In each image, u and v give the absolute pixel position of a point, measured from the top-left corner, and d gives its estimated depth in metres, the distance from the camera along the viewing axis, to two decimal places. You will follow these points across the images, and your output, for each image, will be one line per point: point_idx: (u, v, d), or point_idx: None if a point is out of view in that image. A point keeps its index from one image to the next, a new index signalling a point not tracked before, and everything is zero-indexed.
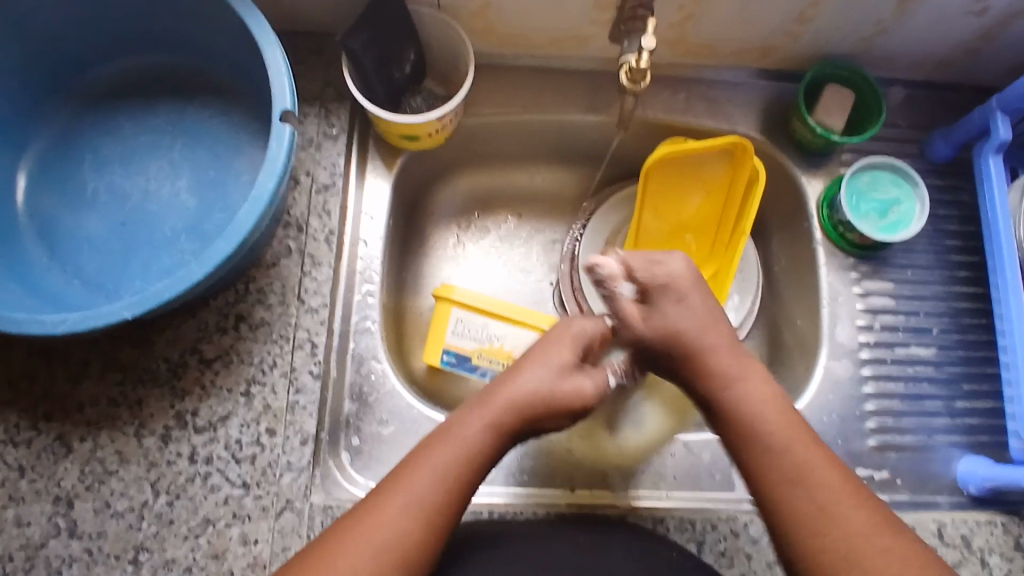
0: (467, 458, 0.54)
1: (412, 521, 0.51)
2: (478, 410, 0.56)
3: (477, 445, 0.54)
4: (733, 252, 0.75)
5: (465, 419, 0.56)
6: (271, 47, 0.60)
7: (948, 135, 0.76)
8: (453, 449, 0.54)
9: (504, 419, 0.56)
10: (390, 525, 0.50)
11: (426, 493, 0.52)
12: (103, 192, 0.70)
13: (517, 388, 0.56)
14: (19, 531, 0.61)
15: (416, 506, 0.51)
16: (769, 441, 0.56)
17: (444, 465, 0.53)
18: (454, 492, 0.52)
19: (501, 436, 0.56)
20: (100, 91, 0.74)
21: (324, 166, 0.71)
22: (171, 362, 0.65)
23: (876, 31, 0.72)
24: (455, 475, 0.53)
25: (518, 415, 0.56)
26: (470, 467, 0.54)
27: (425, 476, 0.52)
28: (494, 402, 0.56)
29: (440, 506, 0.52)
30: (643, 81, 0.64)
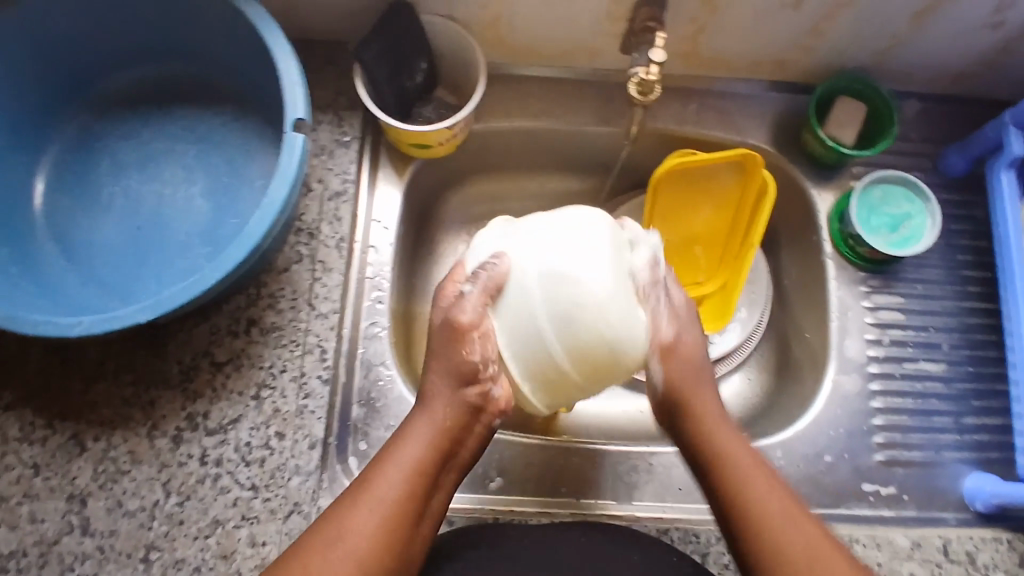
0: (415, 465, 0.54)
1: (375, 520, 0.51)
2: (421, 424, 0.56)
3: (423, 453, 0.54)
4: (740, 266, 0.75)
5: (407, 435, 0.55)
6: (286, 59, 0.61)
7: (962, 149, 0.75)
8: (399, 464, 0.54)
9: (441, 426, 0.55)
10: (364, 521, 0.51)
11: (390, 495, 0.52)
12: (121, 196, 0.71)
13: (446, 390, 0.56)
14: (33, 528, 0.62)
15: (381, 502, 0.52)
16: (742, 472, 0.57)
17: (395, 478, 0.53)
18: (412, 501, 0.53)
19: (445, 439, 0.55)
20: (117, 98, 0.75)
21: (337, 174, 0.72)
22: (183, 365, 0.66)
23: (890, 44, 0.72)
24: (403, 491, 0.53)
25: (450, 430, 0.56)
26: (421, 473, 0.54)
27: (388, 481, 0.53)
28: (434, 414, 0.56)
29: (398, 518, 0.52)
30: (653, 94, 0.65)
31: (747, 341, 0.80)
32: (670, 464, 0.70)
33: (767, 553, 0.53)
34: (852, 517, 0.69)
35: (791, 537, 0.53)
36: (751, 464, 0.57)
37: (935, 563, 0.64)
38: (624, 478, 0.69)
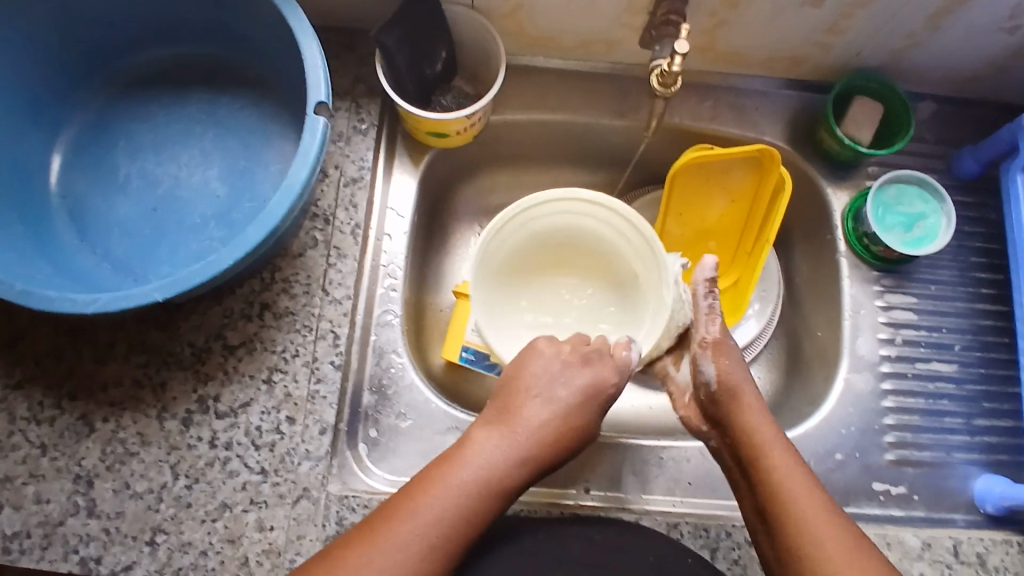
0: (504, 475, 0.55)
1: (412, 554, 0.51)
2: (497, 436, 0.57)
3: (516, 467, 0.55)
4: (755, 260, 0.76)
5: (481, 444, 0.56)
6: (309, 42, 0.61)
7: (976, 152, 0.75)
8: (461, 483, 0.54)
9: (544, 442, 0.57)
10: (400, 553, 0.51)
11: (431, 525, 0.52)
12: (136, 177, 0.71)
13: (550, 410, 0.58)
14: (38, 508, 0.62)
15: (451, 514, 0.53)
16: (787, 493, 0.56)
17: (450, 499, 0.53)
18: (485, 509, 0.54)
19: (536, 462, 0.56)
20: (135, 79, 0.75)
21: (353, 160, 0.72)
22: (195, 347, 0.66)
23: (908, 44, 0.72)
24: (458, 517, 0.53)
25: (535, 447, 0.57)
26: (510, 479, 0.55)
27: (428, 509, 0.52)
28: (517, 429, 0.57)
29: (441, 547, 0.52)
30: (674, 85, 0.65)
31: (759, 336, 0.79)
32: (680, 458, 0.70)
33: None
34: (862, 516, 0.68)
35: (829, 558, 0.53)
36: (794, 470, 0.57)
37: (945, 563, 0.64)
38: (635, 472, 0.69)
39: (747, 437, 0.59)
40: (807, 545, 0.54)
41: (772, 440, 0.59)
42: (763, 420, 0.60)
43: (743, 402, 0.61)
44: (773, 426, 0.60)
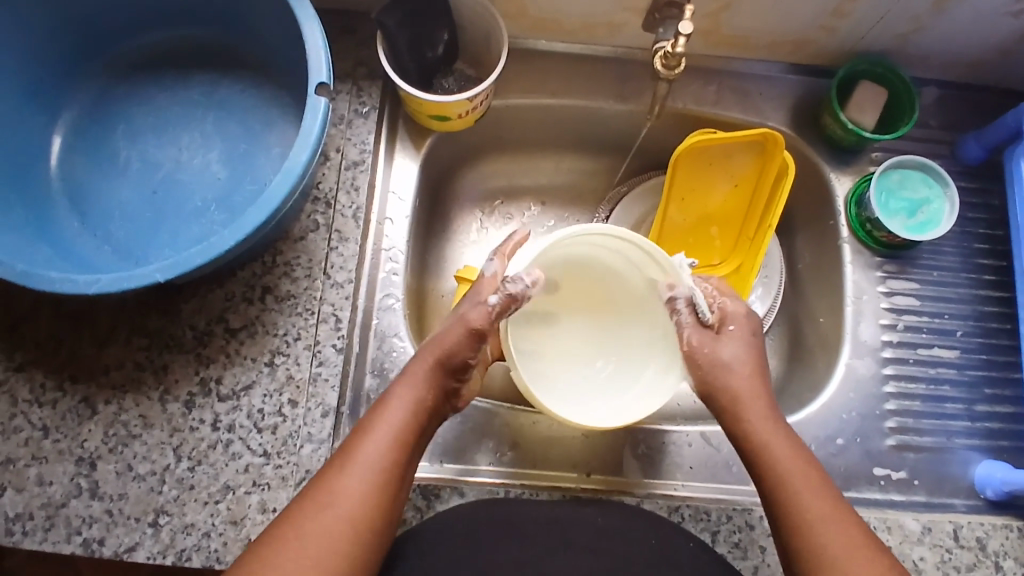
0: (413, 419, 0.57)
1: (344, 525, 0.51)
2: (402, 392, 0.58)
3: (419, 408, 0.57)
4: (757, 247, 0.75)
5: (389, 406, 0.57)
6: (310, 23, 0.61)
7: (980, 136, 0.75)
8: (375, 447, 0.55)
9: (447, 376, 0.59)
10: (332, 525, 0.51)
11: (352, 496, 0.52)
12: (137, 160, 0.71)
13: (454, 347, 0.59)
14: (41, 491, 0.62)
15: (369, 476, 0.53)
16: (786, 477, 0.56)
17: (367, 467, 0.54)
18: (399, 459, 0.55)
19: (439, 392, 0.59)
20: (135, 62, 0.75)
21: (354, 143, 0.71)
22: (196, 330, 0.66)
23: (913, 28, 0.72)
24: (378, 479, 0.54)
25: (438, 388, 0.59)
26: (415, 424, 0.57)
27: (352, 480, 0.53)
28: (417, 380, 0.59)
29: (369, 510, 0.52)
30: (678, 68, 0.65)
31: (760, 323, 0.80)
32: (682, 442, 0.70)
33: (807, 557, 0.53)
34: (863, 501, 0.68)
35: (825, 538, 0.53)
36: (800, 468, 0.57)
37: (945, 548, 0.64)
38: (636, 456, 0.69)
39: (749, 441, 0.59)
40: (810, 527, 0.54)
41: (777, 441, 0.58)
42: (769, 421, 0.59)
43: (749, 404, 0.60)
44: (779, 424, 0.60)
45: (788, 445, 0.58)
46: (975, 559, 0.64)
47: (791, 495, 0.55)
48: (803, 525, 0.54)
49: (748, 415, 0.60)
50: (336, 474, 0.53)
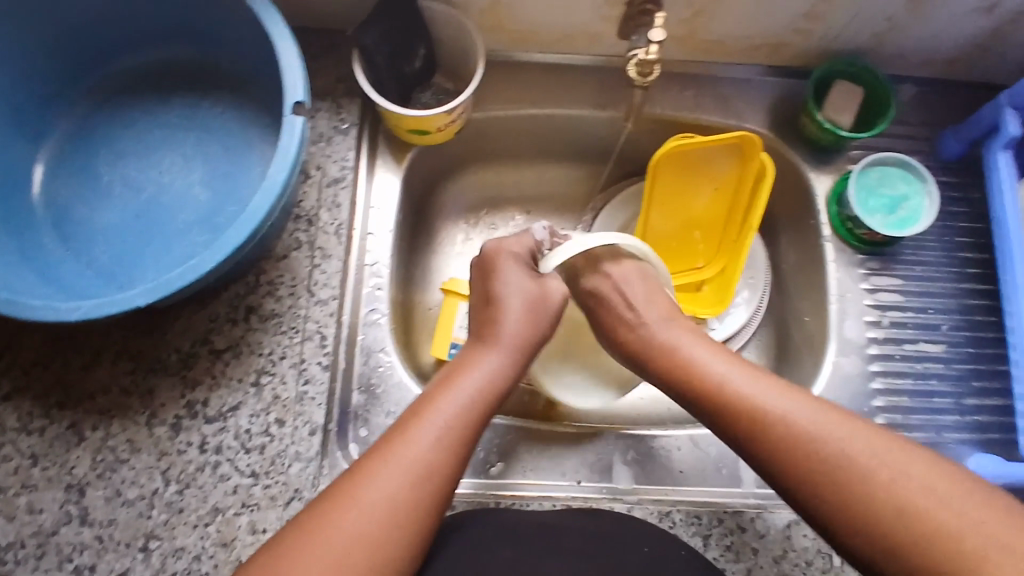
0: (489, 389, 0.58)
1: (409, 480, 0.51)
2: (485, 357, 0.60)
3: (495, 376, 0.59)
4: (739, 249, 0.76)
5: (467, 370, 0.59)
6: (286, 43, 0.61)
7: (957, 132, 0.76)
8: (452, 405, 0.56)
9: (520, 352, 0.62)
10: (397, 481, 0.51)
11: (424, 452, 0.53)
12: (119, 184, 0.71)
13: (521, 320, 0.63)
14: (31, 518, 0.62)
15: (444, 433, 0.54)
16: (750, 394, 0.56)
17: (440, 425, 0.55)
18: (468, 427, 0.56)
19: (513, 370, 0.61)
20: (115, 87, 0.75)
21: (335, 161, 0.72)
22: (183, 352, 0.66)
23: (886, 27, 0.72)
24: (452, 438, 0.54)
25: (523, 349, 0.62)
26: (489, 396, 0.58)
27: (423, 434, 0.54)
28: (505, 343, 0.61)
29: (437, 468, 0.53)
30: (651, 75, 0.66)
31: (749, 323, 0.80)
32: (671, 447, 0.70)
33: (818, 463, 0.51)
34: None
35: (823, 438, 0.52)
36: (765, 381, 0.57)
37: None
38: (626, 464, 0.69)
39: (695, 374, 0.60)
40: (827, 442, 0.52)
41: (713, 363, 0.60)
42: (724, 360, 0.60)
43: (674, 332, 0.65)
44: (724, 357, 0.61)
45: (736, 370, 0.59)
46: None
47: (794, 425, 0.53)
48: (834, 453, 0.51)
49: (694, 354, 0.62)
50: (407, 437, 0.54)
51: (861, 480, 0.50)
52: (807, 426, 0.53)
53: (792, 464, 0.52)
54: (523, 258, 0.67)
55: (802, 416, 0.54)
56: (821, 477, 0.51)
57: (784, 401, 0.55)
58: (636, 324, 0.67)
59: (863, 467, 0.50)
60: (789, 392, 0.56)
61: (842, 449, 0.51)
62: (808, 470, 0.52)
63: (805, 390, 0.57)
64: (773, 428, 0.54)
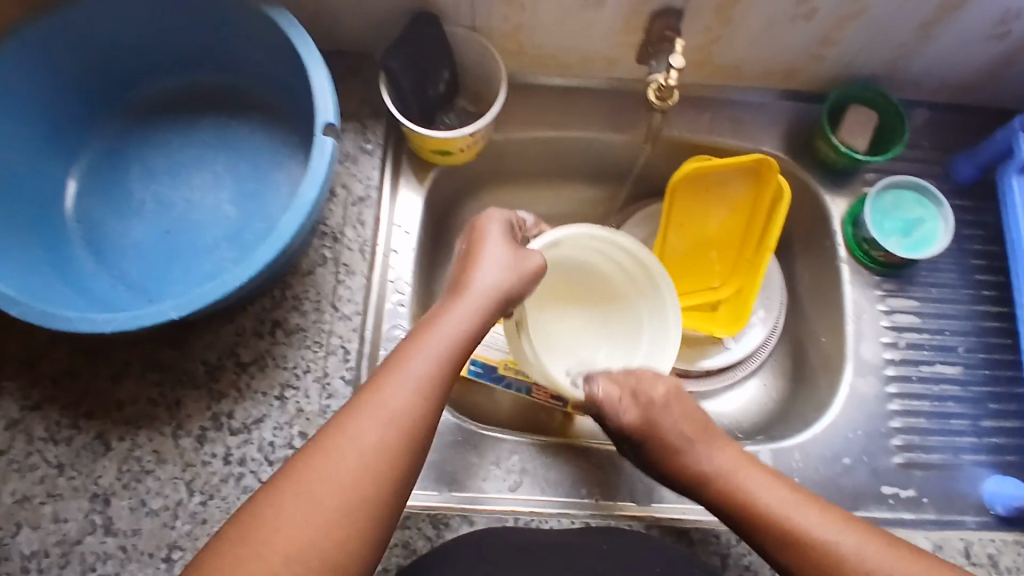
0: (458, 337, 0.58)
1: (383, 431, 0.51)
2: (460, 306, 0.60)
3: (465, 324, 0.59)
4: (756, 268, 0.77)
5: (449, 314, 0.59)
6: (317, 67, 0.63)
7: (972, 156, 0.77)
8: (428, 356, 0.56)
9: (494, 302, 0.61)
10: (373, 432, 0.51)
11: (398, 405, 0.53)
12: (150, 201, 0.73)
13: (496, 276, 0.62)
14: (56, 527, 0.63)
15: (422, 384, 0.54)
16: (738, 478, 0.61)
17: (413, 376, 0.54)
18: (444, 377, 0.55)
19: (484, 318, 0.60)
20: (148, 108, 0.77)
21: (360, 179, 0.73)
22: (209, 365, 0.67)
23: (900, 53, 0.74)
24: (427, 385, 0.54)
25: (497, 301, 0.61)
26: (464, 345, 0.58)
27: (398, 386, 0.53)
28: (468, 296, 0.61)
29: (412, 416, 0.53)
30: (672, 99, 0.67)
31: (765, 342, 0.81)
32: None
33: (784, 538, 0.56)
34: (872, 519, 0.68)
35: (772, 505, 0.58)
36: (724, 453, 0.63)
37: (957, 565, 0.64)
38: (643, 483, 0.70)
39: (691, 467, 0.62)
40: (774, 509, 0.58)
41: (679, 427, 0.64)
42: (687, 424, 0.64)
43: (668, 425, 0.64)
44: (687, 428, 0.64)
45: (708, 448, 0.63)
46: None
47: (752, 504, 0.59)
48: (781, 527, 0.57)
49: (701, 458, 0.63)
50: (379, 390, 0.53)
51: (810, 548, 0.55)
52: (769, 500, 0.58)
53: (759, 530, 0.58)
54: (507, 225, 0.66)
55: (772, 493, 0.59)
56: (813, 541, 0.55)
57: (727, 466, 0.62)
58: (645, 403, 0.65)
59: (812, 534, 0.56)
60: (756, 471, 0.61)
61: (804, 522, 0.56)
62: (762, 532, 0.57)
63: (762, 466, 0.62)
64: (750, 502, 0.59)
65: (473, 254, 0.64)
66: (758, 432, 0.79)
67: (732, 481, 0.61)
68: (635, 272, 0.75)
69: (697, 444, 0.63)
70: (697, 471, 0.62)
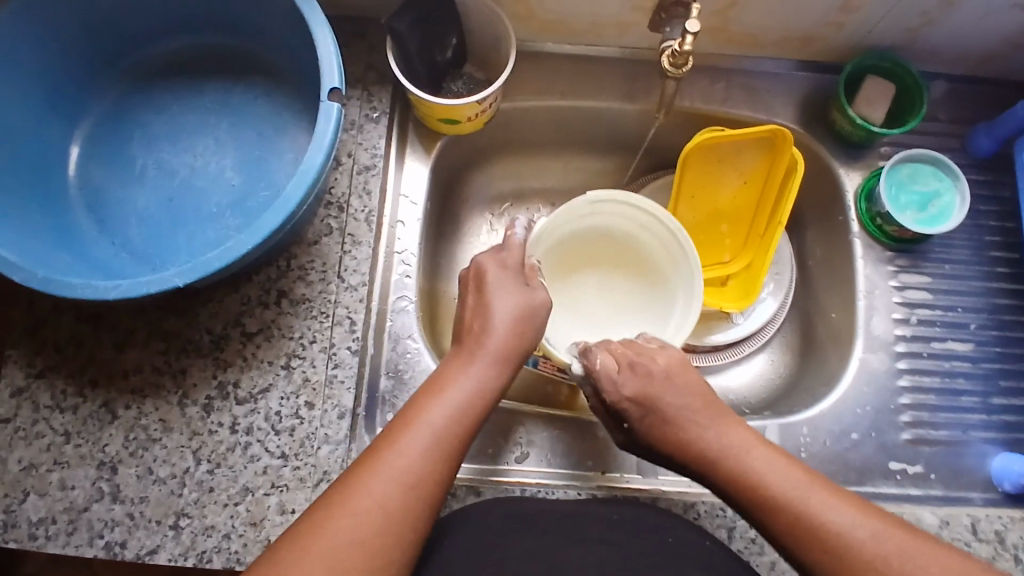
0: (472, 395, 0.56)
1: (394, 493, 0.50)
2: (469, 361, 0.58)
3: (479, 384, 0.57)
4: (767, 242, 0.75)
5: (454, 370, 0.58)
6: (322, 30, 0.61)
7: (989, 129, 0.75)
8: (438, 413, 0.54)
9: (504, 359, 0.59)
10: (382, 492, 0.49)
11: (409, 465, 0.51)
12: (153, 168, 0.72)
13: (507, 329, 0.60)
14: (63, 495, 0.63)
15: (432, 442, 0.53)
16: (756, 466, 0.55)
17: (424, 434, 0.53)
18: (456, 439, 0.54)
19: (499, 377, 0.58)
20: (150, 73, 0.76)
21: (366, 148, 0.72)
22: (214, 334, 0.67)
23: (921, 22, 0.72)
24: (439, 446, 0.53)
25: (511, 355, 0.60)
26: (477, 404, 0.56)
27: (410, 444, 0.52)
28: (485, 350, 0.59)
29: (426, 477, 0.51)
30: (686, 66, 0.65)
31: (774, 317, 0.80)
32: None
33: (792, 531, 0.52)
34: (879, 494, 0.68)
35: (802, 504, 0.53)
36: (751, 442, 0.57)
37: (963, 541, 0.64)
38: None
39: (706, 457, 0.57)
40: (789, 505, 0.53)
41: (691, 407, 0.59)
42: (710, 412, 0.59)
43: (675, 406, 0.59)
44: (699, 408, 0.59)
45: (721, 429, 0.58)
46: (992, 552, 0.63)
47: (778, 495, 0.53)
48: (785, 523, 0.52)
49: (718, 443, 0.57)
50: (390, 450, 0.52)
51: (857, 555, 0.50)
52: (784, 487, 0.54)
53: (782, 523, 0.53)
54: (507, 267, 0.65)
55: (790, 480, 0.54)
56: (836, 540, 0.51)
57: (750, 460, 0.56)
58: (642, 384, 0.60)
59: (839, 528, 0.51)
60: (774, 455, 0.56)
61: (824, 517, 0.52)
62: (781, 522, 0.53)
63: (782, 449, 0.57)
64: (774, 494, 0.53)
65: (477, 309, 0.61)
66: (765, 407, 0.79)
67: (748, 478, 0.55)
68: (672, 251, 0.74)
69: (701, 423, 0.58)
70: (724, 465, 0.56)
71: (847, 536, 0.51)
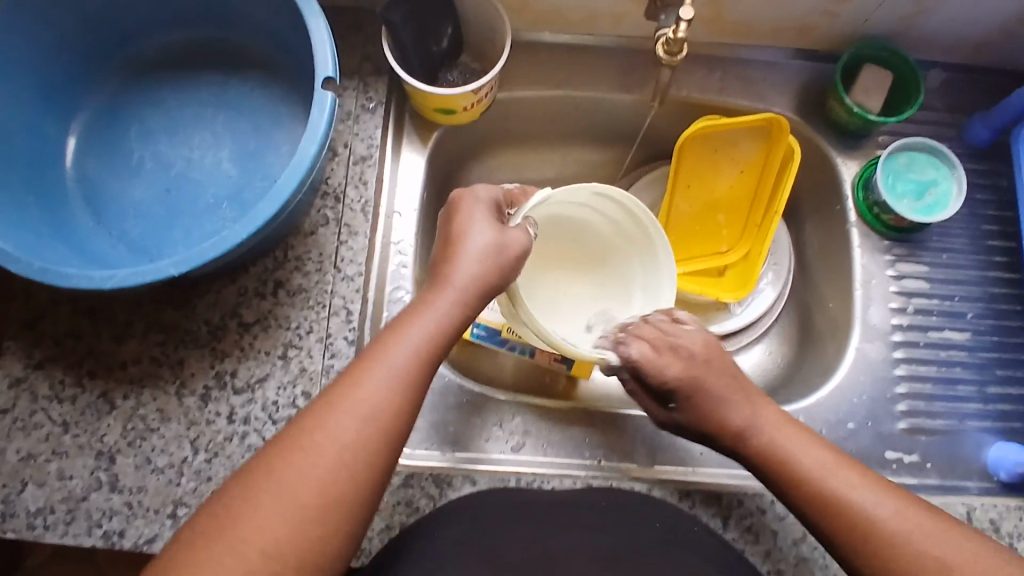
0: (438, 326, 0.54)
1: (355, 426, 0.48)
2: (442, 293, 0.55)
3: (444, 319, 0.54)
4: (765, 232, 0.75)
5: (428, 301, 0.55)
6: (316, 19, 0.61)
7: (987, 118, 0.75)
8: (403, 347, 0.52)
9: (476, 292, 0.56)
10: (345, 429, 0.48)
11: (374, 399, 0.50)
12: (149, 160, 0.72)
13: (479, 262, 0.56)
14: (62, 484, 0.63)
15: (394, 375, 0.51)
16: (785, 447, 0.56)
17: (387, 369, 0.51)
18: (421, 371, 0.52)
19: (464, 308, 0.55)
20: (146, 65, 0.76)
21: (362, 139, 0.72)
22: (211, 325, 0.67)
23: (917, 10, 0.72)
24: (404, 378, 0.51)
25: (483, 289, 0.56)
26: (444, 337, 0.54)
27: (374, 378, 0.50)
28: (457, 281, 0.55)
29: (388, 412, 0.50)
30: (680, 54, 0.65)
31: (772, 306, 0.81)
32: None
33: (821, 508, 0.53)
34: None
35: (834, 485, 0.53)
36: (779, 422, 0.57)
37: None
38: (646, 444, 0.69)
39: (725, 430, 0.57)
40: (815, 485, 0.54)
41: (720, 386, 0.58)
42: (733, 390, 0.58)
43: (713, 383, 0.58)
44: (728, 384, 0.58)
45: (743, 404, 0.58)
46: None
47: (801, 471, 0.55)
48: (840, 517, 0.52)
49: (739, 417, 0.57)
50: (354, 385, 0.50)
51: (894, 541, 0.50)
52: (809, 468, 0.54)
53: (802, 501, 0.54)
54: (489, 202, 0.61)
55: (817, 461, 0.55)
56: (863, 519, 0.51)
57: (773, 435, 0.56)
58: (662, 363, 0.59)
59: (865, 511, 0.52)
60: (805, 437, 0.57)
61: (861, 502, 0.52)
62: (806, 496, 0.54)
63: (803, 426, 0.58)
64: (795, 471, 0.55)
65: (455, 236, 0.58)
66: None
67: (792, 461, 0.55)
68: (632, 234, 0.72)
69: (721, 396, 0.58)
70: (748, 441, 0.57)
71: (868, 513, 0.52)
